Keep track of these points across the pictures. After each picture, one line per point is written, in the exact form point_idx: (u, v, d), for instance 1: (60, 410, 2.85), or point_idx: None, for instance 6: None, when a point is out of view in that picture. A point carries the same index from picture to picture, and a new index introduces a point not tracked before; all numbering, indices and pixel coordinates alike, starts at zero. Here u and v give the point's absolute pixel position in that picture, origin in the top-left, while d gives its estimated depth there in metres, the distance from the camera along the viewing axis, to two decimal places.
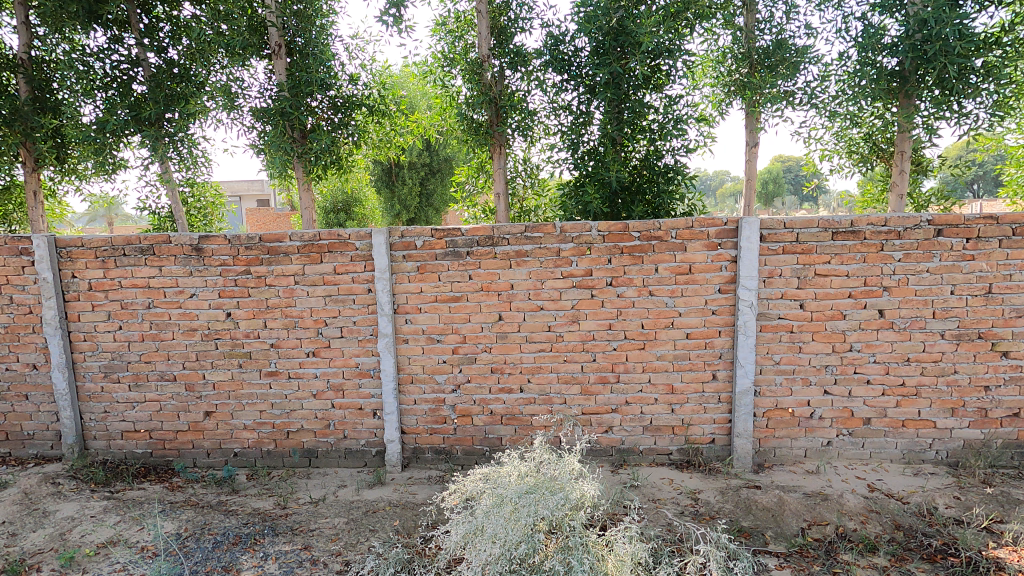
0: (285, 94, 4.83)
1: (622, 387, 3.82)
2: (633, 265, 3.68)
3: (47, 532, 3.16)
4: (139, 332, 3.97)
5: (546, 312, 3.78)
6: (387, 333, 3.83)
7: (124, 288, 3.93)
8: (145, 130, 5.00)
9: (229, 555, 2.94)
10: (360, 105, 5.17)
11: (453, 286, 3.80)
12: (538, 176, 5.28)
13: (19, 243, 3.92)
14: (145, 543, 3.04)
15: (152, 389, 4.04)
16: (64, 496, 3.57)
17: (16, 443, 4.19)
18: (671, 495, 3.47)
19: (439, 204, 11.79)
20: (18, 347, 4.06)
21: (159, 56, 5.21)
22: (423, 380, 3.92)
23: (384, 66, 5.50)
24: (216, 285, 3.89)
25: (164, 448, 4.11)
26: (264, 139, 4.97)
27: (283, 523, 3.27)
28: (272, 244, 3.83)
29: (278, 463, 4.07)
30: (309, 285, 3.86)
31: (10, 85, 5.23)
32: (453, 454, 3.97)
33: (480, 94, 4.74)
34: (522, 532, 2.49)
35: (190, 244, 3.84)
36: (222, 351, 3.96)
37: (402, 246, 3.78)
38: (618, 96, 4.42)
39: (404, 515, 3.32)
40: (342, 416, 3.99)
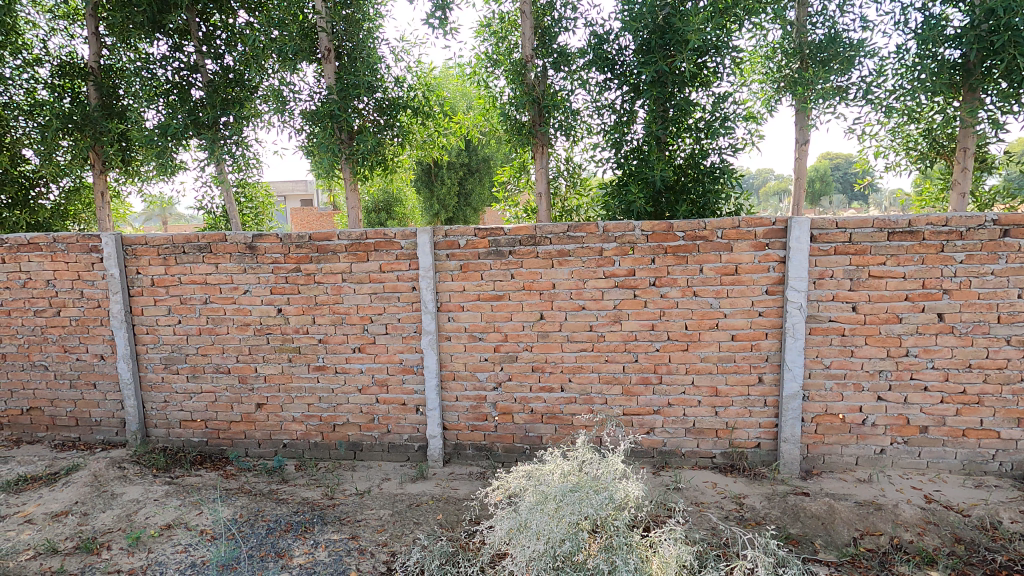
0: (333, 97, 4.97)
1: (665, 388, 3.78)
2: (676, 266, 3.63)
3: (116, 513, 3.35)
4: (196, 326, 4.17)
5: (588, 312, 3.78)
6: (431, 330, 3.90)
7: (184, 285, 4.13)
8: (202, 133, 5.23)
9: (282, 542, 3.05)
10: (405, 106, 5.28)
11: (495, 284, 3.84)
12: (580, 175, 5.26)
13: (89, 240, 4.16)
14: (205, 527, 3.20)
15: (208, 380, 4.23)
16: (129, 479, 3.78)
17: (85, 428, 4.46)
18: (715, 499, 3.42)
19: (476, 204, 11.96)
20: (87, 339, 4.31)
21: (216, 63, 5.43)
22: (465, 377, 3.98)
23: (429, 68, 5.60)
24: (269, 282, 4.04)
25: (218, 438, 4.30)
26: (313, 140, 5.13)
27: (331, 513, 3.38)
28: (321, 242, 3.95)
29: (324, 455, 4.20)
30: (356, 282, 3.96)
31: (80, 92, 5.56)
32: (494, 451, 4.02)
33: (525, 94, 4.76)
34: (567, 530, 2.49)
35: (245, 242, 4.01)
36: (273, 346, 4.12)
37: (445, 245, 3.84)
38: (663, 95, 4.38)
39: (447, 509, 3.38)
40: (387, 411, 4.09)
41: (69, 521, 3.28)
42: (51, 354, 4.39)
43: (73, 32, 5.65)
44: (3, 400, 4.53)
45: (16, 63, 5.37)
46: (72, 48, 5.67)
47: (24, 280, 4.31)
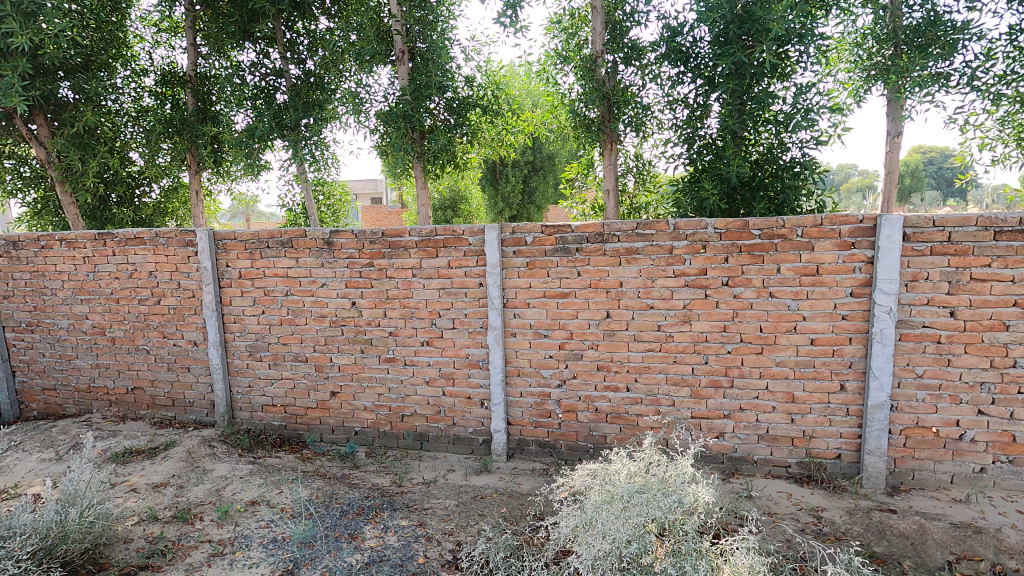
0: (407, 98, 5.12)
1: (736, 392, 3.64)
2: (752, 265, 3.48)
3: (207, 487, 3.63)
4: (278, 317, 4.43)
5: (656, 311, 3.70)
6: (497, 326, 3.95)
7: (268, 277, 4.40)
8: (286, 134, 5.54)
9: (354, 524, 3.19)
10: (475, 105, 5.36)
11: (562, 282, 3.83)
12: (650, 172, 5.14)
13: (186, 235, 4.51)
14: (285, 505, 3.40)
15: (288, 368, 4.48)
16: (218, 457, 4.08)
17: (180, 408, 4.85)
18: (790, 510, 3.27)
19: (540, 202, 12.05)
20: (183, 326, 4.68)
21: (299, 68, 5.74)
22: (530, 373, 4.00)
23: (498, 67, 5.66)
24: (344, 276, 4.23)
25: (296, 422, 4.55)
26: (387, 140, 5.33)
27: (400, 500, 3.50)
28: (393, 239, 4.09)
29: (393, 444, 4.36)
30: (425, 278, 4.07)
31: (180, 99, 6.04)
32: (558, 449, 4.02)
33: (595, 90, 4.70)
34: (633, 531, 2.45)
35: (323, 238, 4.22)
36: (347, 337, 4.31)
37: (512, 242, 3.88)
38: (741, 87, 4.20)
39: (511, 504, 3.41)
40: (453, 404, 4.18)
41: (168, 492, 3.58)
42: (153, 339, 4.80)
43: (174, 44, 6.14)
44: (112, 379, 4.99)
45: (126, 74, 5.89)
46: (173, 58, 6.16)
47: (130, 271, 4.73)
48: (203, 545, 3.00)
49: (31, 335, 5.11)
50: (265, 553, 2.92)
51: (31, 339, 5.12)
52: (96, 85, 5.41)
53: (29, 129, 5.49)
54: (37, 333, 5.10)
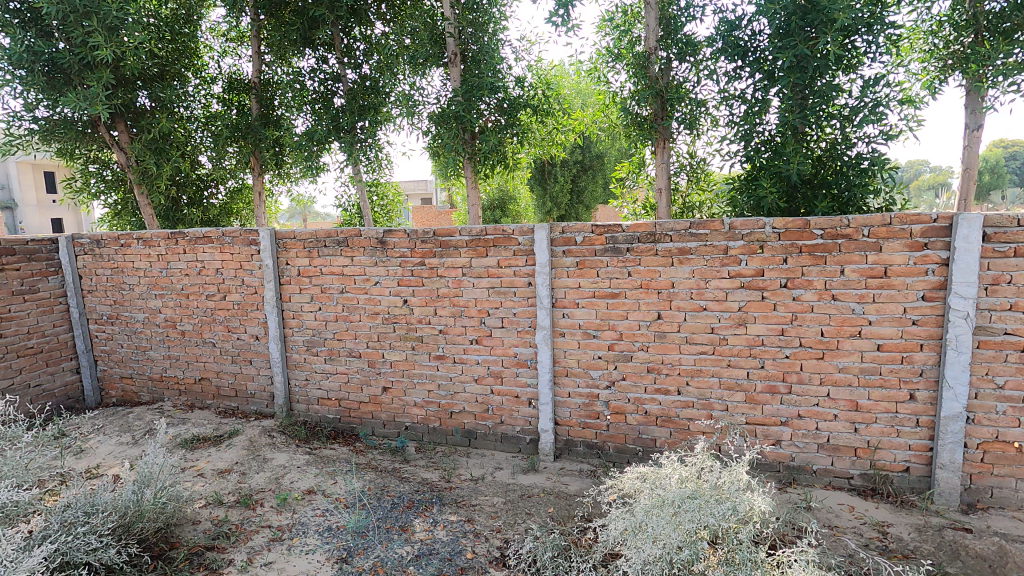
0: (459, 99, 5.18)
1: (794, 399, 3.50)
2: (813, 266, 3.34)
3: (267, 475, 3.80)
4: (334, 313, 4.59)
5: (709, 313, 3.60)
6: (546, 325, 3.95)
7: (324, 275, 4.56)
8: (343, 137, 5.73)
9: (404, 517, 3.26)
10: (525, 106, 5.38)
11: (612, 282, 3.79)
12: (704, 170, 5.00)
13: (249, 234, 4.74)
14: (339, 495, 3.52)
15: (343, 362, 4.63)
16: (277, 447, 4.26)
17: (242, 399, 5.10)
18: (852, 524, 3.11)
19: (589, 202, 11.98)
20: (246, 321, 4.92)
21: (355, 72, 5.92)
22: (578, 373, 3.98)
23: (549, 67, 5.65)
24: (396, 274, 4.33)
25: (349, 416, 4.70)
26: (439, 141, 5.42)
27: (448, 495, 3.56)
28: (444, 238, 4.16)
29: (442, 440, 4.43)
30: (475, 277, 4.12)
31: (245, 104, 6.34)
32: (605, 450, 3.98)
33: (648, 87, 4.61)
34: (685, 537, 2.39)
35: (376, 237, 4.34)
36: (399, 334, 4.41)
37: (562, 241, 3.87)
38: (803, 81, 4.02)
39: (558, 504, 3.41)
40: (501, 403, 4.21)
41: (231, 478, 3.77)
42: (218, 333, 5.07)
43: (240, 52, 6.45)
44: (181, 370, 5.30)
45: (197, 82, 6.24)
46: (239, 66, 6.47)
47: (199, 268, 5.01)
48: (264, 530, 3.15)
49: (111, 327, 5.49)
50: (321, 540, 3.03)
51: (111, 330, 5.51)
52: (170, 93, 5.75)
53: (111, 135, 5.90)
54: (116, 325, 5.48)
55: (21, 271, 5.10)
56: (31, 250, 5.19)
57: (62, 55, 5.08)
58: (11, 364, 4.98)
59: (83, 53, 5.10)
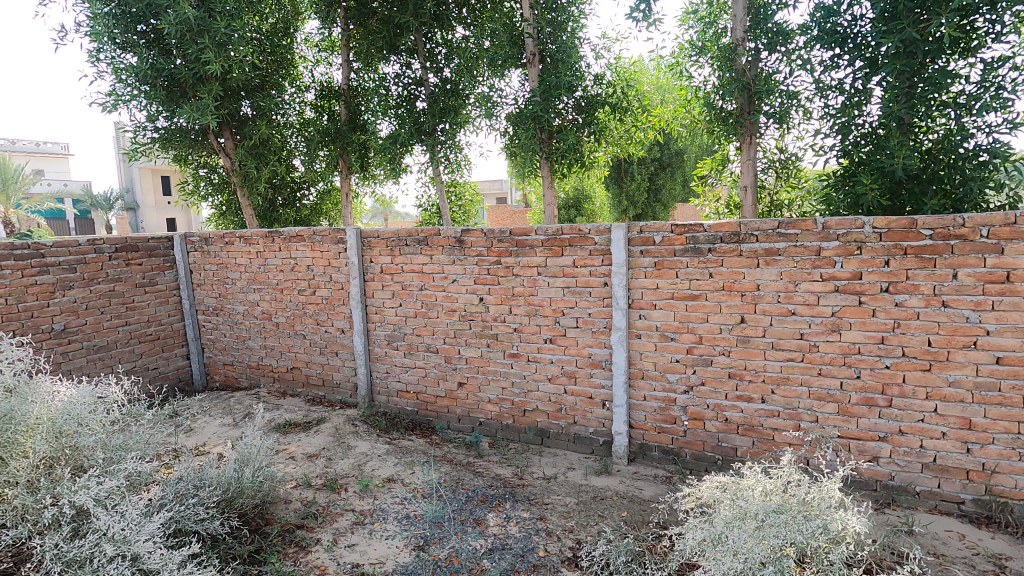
0: (537, 98, 5.19)
1: (895, 413, 3.23)
2: (919, 270, 3.06)
3: (351, 461, 4.02)
4: (413, 310, 4.76)
5: (798, 318, 3.40)
6: (621, 326, 3.90)
7: (405, 273, 4.74)
8: (425, 139, 5.94)
9: (478, 510, 3.33)
10: (603, 104, 5.33)
11: (691, 283, 3.67)
12: (796, 166, 4.71)
13: (338, 234, 5.02)
14: (417, 485, 3.65)
15: (421, 357, 4.80)
16: (360, 436, 4.49)
17: (329, 388, 5.41)
18: (962, 554, 2.84)
19: (667, 200, 11.74)
20: (334, 315, 5.22)
21: (437, 76, 6.09)
22: (654, 377, 3.89)
23: (629, 63, 5.55)
24: (473, 272, 4.43)
25: (426, 409, 4.86)
26: (517, 141, 5.48)
27: (521, 492, 3.60)
28: (520, 237, 4.20)
29: (514, 437, 4.48)
30: (550, 276, 4.13)
31: (335, 111, 6.73)
32: (682, 457, 3.87)
33: (734, 80, 4.40)
34: (769, 553, 2.27)
35: (455, 236, 4.45)
36: (474, 331, 4.51)
37: (640, 241, 3.79)
38: (911, 67, 3.70)
39: (632, 508, 3.35)
40: (574, 403, 4.20)
41: (319, 462, 4.02)
42: (308, 326, 5.40)
43: (331, 61, 6.83)
44: (275, 359, 5.71)
45: (292, 90, 6.68)
46: (331, 74, 6.86)
47: (292, 265, 5.37)
48: (348, 513, 3.32)
49: (216, 318, 6.01)
50: (399, 527, 3.16)
51: (216, 320, 6.02)
52: (269, 102, 6.20)
53: (219, 143, 6.45)
54: (220, 316, 5.98)
55: (143, 265, 5.69)
56: (152, 246, 5.77)
57: (179, 70, 5.61)
58: (134, 348, 5.61)
59: (196, 68, 5.62)
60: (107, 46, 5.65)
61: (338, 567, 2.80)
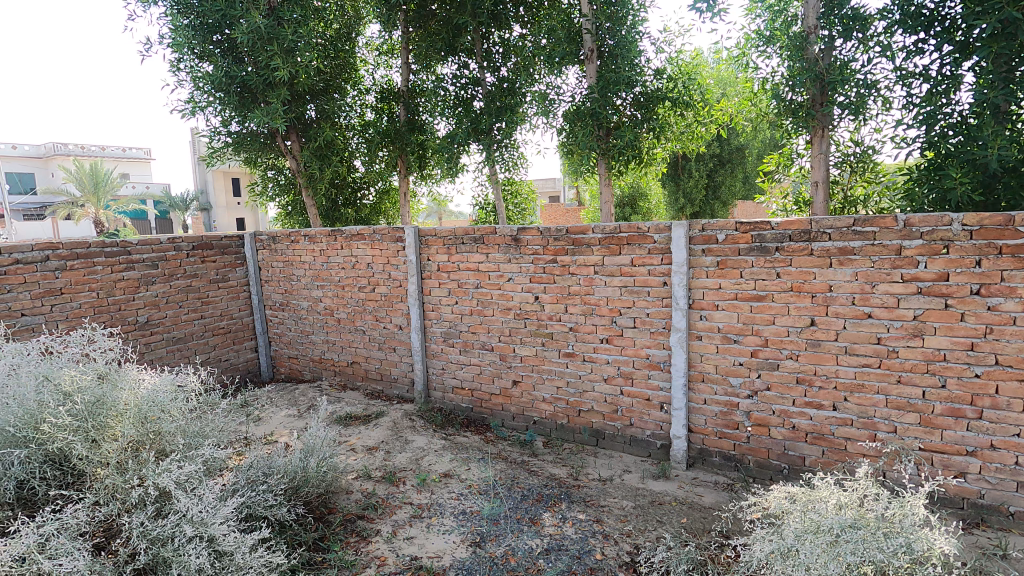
0: (595, 95, 5.13)
1: (985, 426, 2.98)
2: (1016, 270, 2.80)
3: (409, 455, 4.10)
4: (469, 307, 4.81)
5: (875, 321, 3.19)
6: (681, 327, 3.78)
7: (462, 271, 4.79)
8: (482, 138, 5.98)
9: (534, 510, 3.32)
10: (663, 98, 5.20)
11: (757, 283, 3.52)
12: (872, 160, 4.43)
13: (397, 232, 5.14)
14: (472, 482, 3.69)
15: (476, 355, 4.84)
16: (417, 430, 4.58)
17: (387, 383, 5.54)
18: None
19: (726, 197, 11.38)
20: (392, 312, 5.34)
21: (494, 75, 6.12)
22: (716, 380, 3.76)
23: (691, 56, 5.39)
24: (529, 271, 4.42)
25: (481, 406, 4.90)
26: (574, 138, 5.43)
27: (577, 493, 3.56)
28: (577, 236, 4.15)
29: (569, 437, 4.44)
30: (608, 275, 4.06)
31: (395, 112, 6.89)
32: (745, 464, 3.72)
33: (806, 70, 4.16)
34: (845, 570, 2.14)
35: (511, 235, 4.46)
36: (530, 330, 4.50)
37: (701, 240, 3.67)
38: (1010, 50, 3.39)
39: (693, 515, 3.25)
40: (630, 404, 4.12)
41: (378, 455, 4.13)
42: (368, 321, 5.56)
43: (391, 64, 7.00)
44: (337, 353, 5.90)
45: (355, 93, 6.88)
46: (391, 76, 7.03)
47: (353, 262, 5.53)
48: (406, 506, 3.39)
49: (282, 313, 6.27)
50: (456, 522, 3.20)
51: (282, 315, 6.29)
52: (333, 105, 6.43)
53: (286, 145, 6.73)
54: (286, 311, 6.24)
55: (217, 262, 6.02)
56: (225, 244, 6.08)
57: (251, 77, 5.88)
58: (208, 340, 5.94)
59: (266, 74, 5.88)
60: (187, 56, 6.00)
61: (397, 558, 2.86)
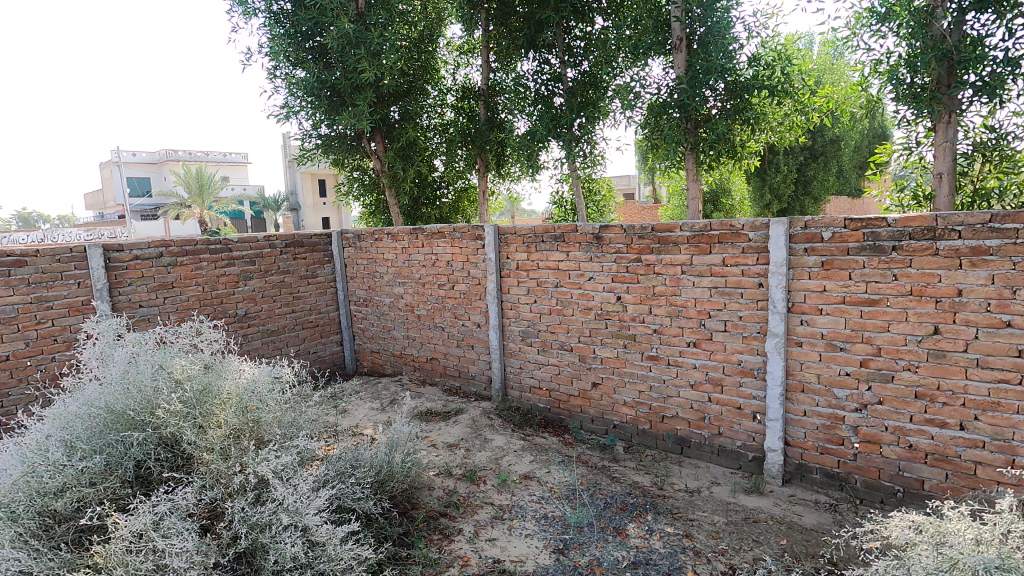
0: (683, 86, 4.88)
1: None
2: None
3: (488, 454, 4.09)
4: (548, 307, 4.73)
5: (1016, 331, 2.79)
6: (778, 332, 3.50)
7: (541, 270, 4.72)
8: (562, 135, 5.88)
9: (618, 519, 3.19)
10: (758, 87, 4.87)
11: (869, 286, 3.19)
12: (1009, 147, 3.92)
13: (476, 230, 5.15)
14: (552, 485, 3.61)
15: (555, 355, 4.76)
16: (496, 430, 4.56)
17: (465, 380, 5.58)
18: None
19: (818, 192, 10.65)
20: (471, 310, 5.37)
21: (575, 71, 6.01)
22: (817, 391, 3.45)
23: (789, 41, 5.03)
24: (611, 270, 4.28)
25: (559, 407, 4.81)
26: (661, 132, 5.21)
27: (663, 504, 3.39)
28: (663, 234, 3.96)
29: (651, 444, 4.26)
30: (696, 275, 3.84)
31: (474, 111, 6.94)
32: (851, 484, 3.39)
33: (930, 49, 3.72)
34: None
35: (592, 233, 4.33)
36: (611, 331, 4.36)
37: (803, 238, 3.38)
38: None
39: (794, 537, 3.00)
40: (719, 413, 3.88)
41: (458, 452, 4.15)
42: (447, 319, 5.62)
43: (471, 63, 7.04)
44: (417, 349, 6.02)
45: (435, 94, 6.99)
46: (470, 76, 7.08)
47: (433, 260, 5.62)
48: (487, 506, 3.37)
49: (366, 308, 6.49)
50: (538, 527, 3.13)
51: (365, 311, 6.50)
52: (416, 106, 6.56)
53: (371, 147, 6.96)
54: (369, 307, 6.45)
55: (307, 259, 6.32)
56: (314, 242, 6.37)
57: (340, 80, 6.11)
58: (298, 333, 6.25)
59: (354, 78, 6.09)
60: (282, 64, 6.32)
61: (480, 560, 2.83)
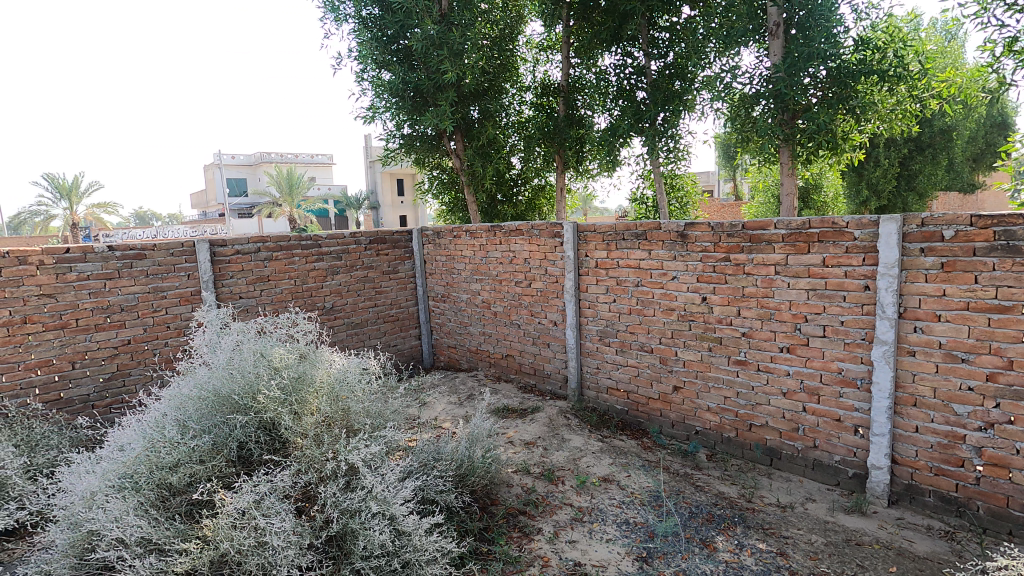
0: (780, 75, 4.59)
1: None
2: None
3: (565, 454, 4.04)
4: (628, 307, 4.61)
5: None
6: (887, 340, 3.20)
7: (621, 268, 4.61)
8: (644, 130, 5.71)
9: (705, 530, 3.05)
10: (863, 73, 4.49)
11: (1000, 291, 2.84)
12: None
13: (555, 227, 5.11)
14: (633, 490, 3.51)
15: (634, 356, 4.63)
16: (573, 430, 4.50)
17: (540, 378, 5.56)
18: None
19: (924, 187, 9.72)
20: (548, 307, 5.33)
21: (659, 63, 5.82)
22: (932, 405, 3.12)
23: (902, 22, 4.59)
24: (696, 270, 4.09)
25: (637, 410, 4.68)
26: (752, 125, 4.94)
27: (753, 518, 3.21)
28: (755, 232, 3.74)
29: (737, 453, 4.04)
30: (792, 276, 3.60)
31: (553, 108, 6.89)
32: (972, 511, 3.05)
33: None
34: None
35: (677, 230, 4.17)
36: (695, 333, 4.17)
37: (920, 237, 3.05)
38: None
39: (905, 565, 2.73)
40: (815, 424, 3.61)
41: (535, 451, 4.13)
42: (523, 316, 5.62)
43: (550, 59, 6.99)
44: (493, 345, 6.07)
45: (514, 92, 7.01)
46: (549, 72, 7.03)
47: (511, 257, 5.63)
48: (566, 507, 3.32)
49: (443, 304, 6.62)
50: (619, 532, 3.05)
51: (443, 306, 6.64)
52: (495, 104, 6.61)
53: (451, 146, 7.09)
54: (447, 303, 6.57)
55: (389, 255, 6.53)
56: (396, 239, 6.58)
57: (423, 81, 6.26)
58: (380, 327, 6.48)
59: (437, 78, 6.22)
60: (369, 67, 6.56)
61: (561, 561, 2.80)
